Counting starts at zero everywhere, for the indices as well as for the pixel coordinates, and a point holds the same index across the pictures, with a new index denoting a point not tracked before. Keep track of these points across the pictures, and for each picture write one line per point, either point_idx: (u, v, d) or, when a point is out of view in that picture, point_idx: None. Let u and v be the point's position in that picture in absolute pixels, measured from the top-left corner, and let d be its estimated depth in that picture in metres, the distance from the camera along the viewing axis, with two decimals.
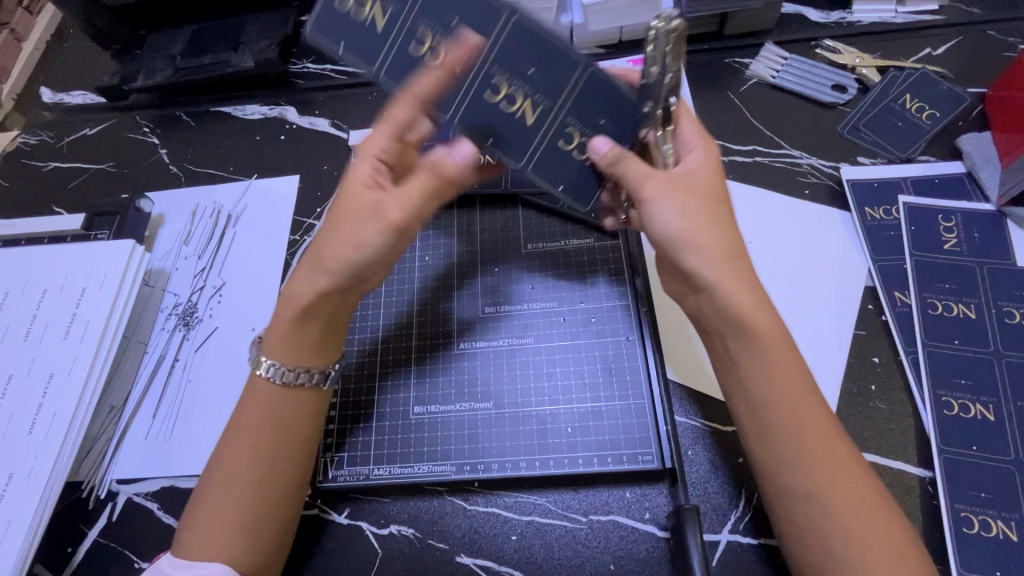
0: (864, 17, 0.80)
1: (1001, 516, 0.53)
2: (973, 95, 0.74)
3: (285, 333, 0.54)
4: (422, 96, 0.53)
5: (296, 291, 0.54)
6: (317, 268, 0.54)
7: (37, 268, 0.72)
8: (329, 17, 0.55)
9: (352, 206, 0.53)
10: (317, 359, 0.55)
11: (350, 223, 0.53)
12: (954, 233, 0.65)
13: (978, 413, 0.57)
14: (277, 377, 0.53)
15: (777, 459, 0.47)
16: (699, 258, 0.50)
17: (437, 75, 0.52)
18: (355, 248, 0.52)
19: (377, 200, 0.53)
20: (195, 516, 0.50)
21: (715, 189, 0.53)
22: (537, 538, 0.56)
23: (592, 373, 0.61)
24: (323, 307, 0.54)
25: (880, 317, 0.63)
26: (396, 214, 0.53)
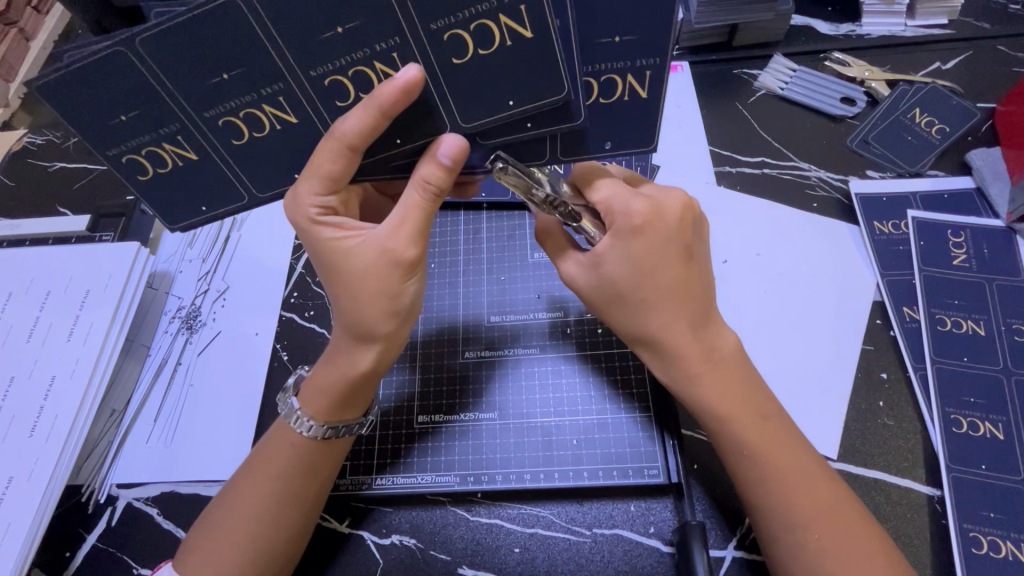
0: (873, 31, 0.80)
1: (1010, 536, 0.52)
2: (982, 110, 0.74)
3: (333, 399, 0.52)
4: (353, 143, 0.45)
5: (352, 362, 0.51)
6: (339, 337, 0.52)
7: (41, 271, 0.71)
8: (244, 159, 0.49)
9: (360, 275, 0.48)
10: (361, 407, 0.54)
11: (366, 289, 0.48)
12: (963, 249, 0.65)
13: (987, 431, 0.56)
14: (321, 437, 0.52)
15: (771, 481, 0.48)
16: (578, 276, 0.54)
17: (370, 116, 0.43)
18: (394, 304, 0.49)
19: (385, 251, 0.48)
20: (200, 546, 0.51)
21: (645, 269, 0.50)
22: (541, 550, 0.55)
23: (600, 386, 0.60)
24: (374, 374, 0.53)
25: (888, 332, 0.63)
26: (410, 252, 0.48)
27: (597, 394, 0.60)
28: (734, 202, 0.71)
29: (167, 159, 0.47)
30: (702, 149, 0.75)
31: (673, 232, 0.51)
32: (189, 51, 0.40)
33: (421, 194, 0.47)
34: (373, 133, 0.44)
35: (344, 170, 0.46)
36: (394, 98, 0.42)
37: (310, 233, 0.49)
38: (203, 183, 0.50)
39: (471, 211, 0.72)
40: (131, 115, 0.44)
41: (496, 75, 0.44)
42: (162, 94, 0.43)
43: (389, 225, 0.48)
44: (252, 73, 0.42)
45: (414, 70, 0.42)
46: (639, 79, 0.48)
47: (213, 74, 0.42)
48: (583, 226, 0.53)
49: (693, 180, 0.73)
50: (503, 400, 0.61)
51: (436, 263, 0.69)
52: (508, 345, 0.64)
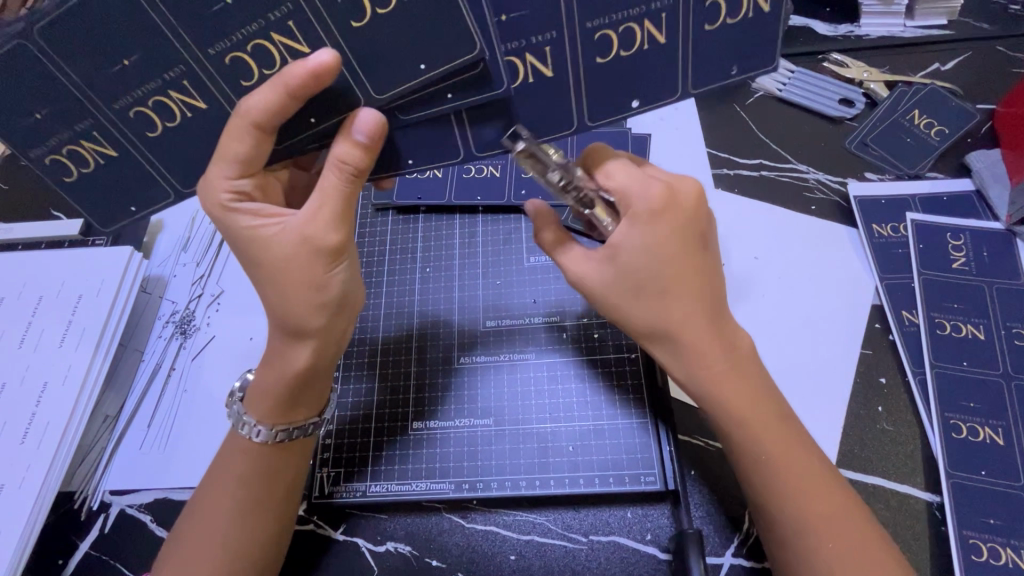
0: (872, 31, 0.79)
1: (1010, 543, 0.52)
2: (982, 111, 0.73)
3: (278, 402, 0.51)
4: (258, 121, 0.43)
5: (291, 361, 0.50)
6: (274, 338, 0.52)
7: (34, 275, 0.71)
8: (170, 155, 0.47)
9: (281, 263, 0.47)
10: (311, 406, 0.54)
11: (287, 277, 0.47)
12: (963, 252, 0.64)
13: (987, 436, 0.56)
14: (274, 441, 0.52)
15: (775, 490, 0.48)
16: (588, 267, 0.53)
17: (274, 94, 0.42)
18: (319, 295, 0.48)
19: (304, 238, 0.47)
20: (175, 554, 0.50)
21: (670, 265, 0.49)
22: (536, 558, 0.55)
23: (596, 391, 0.60)
24: (316, 370, 0.52)
25: (887, 336, 0.62)
26: (326, 239, 0.47)
27: (592, 400, 0.59)
28: (731, 205, 0.71)
29: (89, 158, 0.46)
30: (699, 152, 0.75)
31: (689, 217, 0.50)
32: (92, 30, 0.39)
33: (338, 176, 0.46)
34: (280, 113, 0.43)
35: (251, 150, 0.45)
36: (302, 79, 0.41)
37: (224, 220, 0.48)
38: (134, 181, 0.49)
39: (466, 215, 0.71)
40: (46, 112, 0.43)
41: (404, 36, 0.42)
42: (65, 83, 0.42)
43: (305, 212, 0.47)
44: (147, 55, 0.41)
45: (329, 53, 0.41)
46: (657, 24, 0.46)
47: (111, 60, 0.41)
48: (595, 214, 0.52)
49: None
50: (497, 405, 0.60)
51: (431, 267, 0.69)
52: (504, 350, 0.63)
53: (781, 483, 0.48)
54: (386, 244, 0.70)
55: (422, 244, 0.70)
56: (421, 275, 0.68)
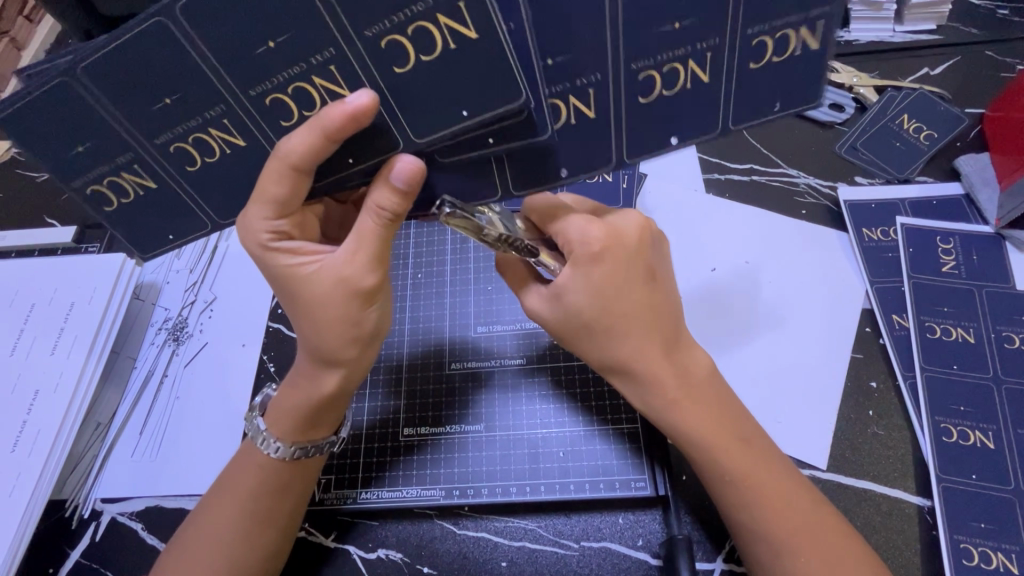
0: (861, 36, 0.80)
1: (1001, 548, 0.51)
2: (971, 116, 0.74)
3: (299, 419, 0.52)
4: (296, 163, 0.43)
5: (319, 384, 0.51)
6: (302, 359, 0.52)
7: (27, 283, 0.71)
8: (206, 187, 0.47)
9: (319, 301, 0.47)
10: (330, 425, 0.54)
11: (324, 316, 0.48)
12: (952, 255, 0.65)
13: (977, 440, 0.56)
14: (291, 458, 0.52)
15: (748, 496, 0.48)
16: (538, 302, 0.53)
17: (314, 136, 0.41)
18: (355, 331, 0.49)
19: (341, 279, 0.47)
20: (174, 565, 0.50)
21: (615, 304, 0.49)
22: (528, 564, 0.55)
23: (587, 397, 0.60)
24: (342, 395, 0.53)
25: (878, 340, 0.62)
26: (365, 281, 0.47)
27: (582, 406, 0.59)
28: (722, 210, 0.71)
29: (128, 189, 0.47)
30: (691, 157, 0.75)
31: (633, 251, 0.51)
32: (135, 72, 0.40)
33: (374, 221, 0.45)
34: (317, 154, 0.42)
35: (290, 192, 0.45)
36: (340, 121, 0.41)
37: (265, 258, 0.49)
38: (171, 210, 0.49)
39: None
40: (87, 146, 0.43)
41: (447, 83, 0.42)
42: (109, 120, 0.42)
43: (344, 253, 0.47)
44: (190, 95, 0.41)
45: (366, 95, 0.40)
46: (700, 63, 0.44)
47: (155, 99, 0.41)
48: (543, 261, 0.52)
49: (682, 188, 0.73)
50: (488, 411, 0.60)
51: (423, 273, 0.69)
52: (496, 356, 0.63)
53: (749, 502, 0.48)
54: None
55: (413, 250, 0.70)
56: (413, 281, 0.68)
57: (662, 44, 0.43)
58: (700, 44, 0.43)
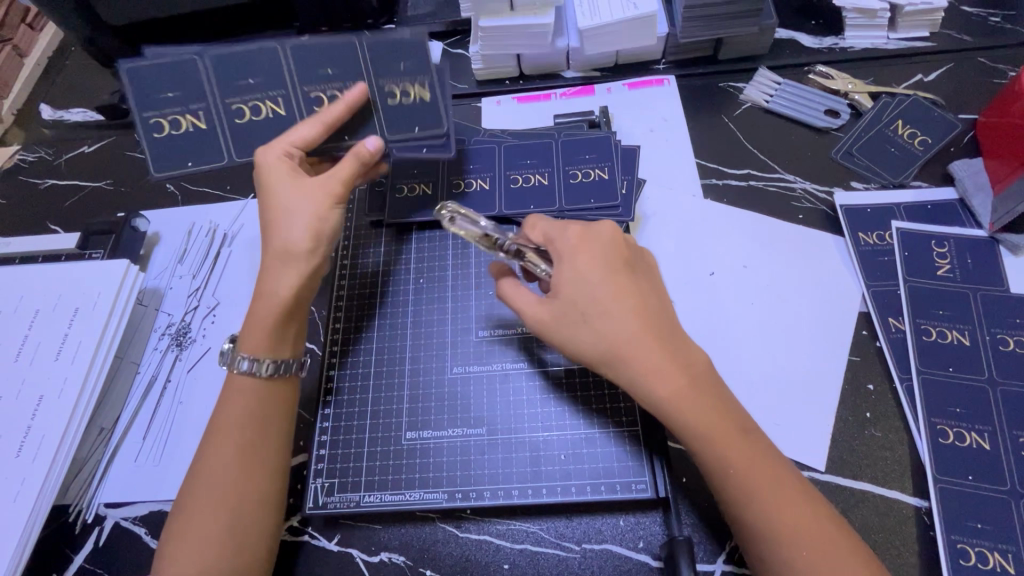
0: (856, 43, 0.81)
1: (998, 548, 0.52)
2: (964, 121, 0.75)
3: (269, 333, 0.56)
4: (297, 145, 0.59)
5: (274, 290, 0.57)
6: (268, 270, 0.58)
7: (31, 289, 0.71)
8: (243, 138, 0.63)
9: (292, 206, 0.58)
10: (295, 345, 0.59)
11: (299, 214, 0.57)
12: (947, 259, 0.65)
13: (973, 441, 0.56)
14: (263, 373, 0.56)
15: (748, 498, 0.49)
16: (529, 306, 0.56)
17: (316, 126, 0.60)
18: (319, 231, 0.58)
19: (289, 238, 0.57)
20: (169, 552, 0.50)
21: (600, 291, 0.53)
22: (530, 567, 0.55)
23: (586, 400, 0.60)
24: (300, 306, 0.58)
25: (875, 343, 0.63)
26: (297, 238, 0.57)
27: (583, 409, 0.60)
28: (720, 215, 0.72)
29: (182, 125, 0.62)
30: (689, 163, 0.76)
31: (612, 246, 0.55)
32: (238, 61, 0.60)
33: (348, 164, 0.59)
34: (316, 138, 0.60)
35: (288, 159, 0.59)
36: (339, 111, 0.60)
37: (275, 191, 0.64)
38: (199, 147, 0.62)
39: None
40: (174, 94, 0.61)
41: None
42: (202, 82, 0.60)
43: (323, 177, 0.59)
44: (266, 81, 0.60)
45: (358, 87, 0.60)
46: None
47: (240, 78, 0.60)
48: (528, 259, 0.59)
49: (680, 193, 0.74)
50: (489, 414, 0.61)
51: (424, 278, 0.70)
52: (496, 360, 0.64)
53: (752, 491, 0.48)
54: (379, 256, 0.71)
55: (415, 255, 0.71)
56: (414, 286, 0.69)
57: None
58: None
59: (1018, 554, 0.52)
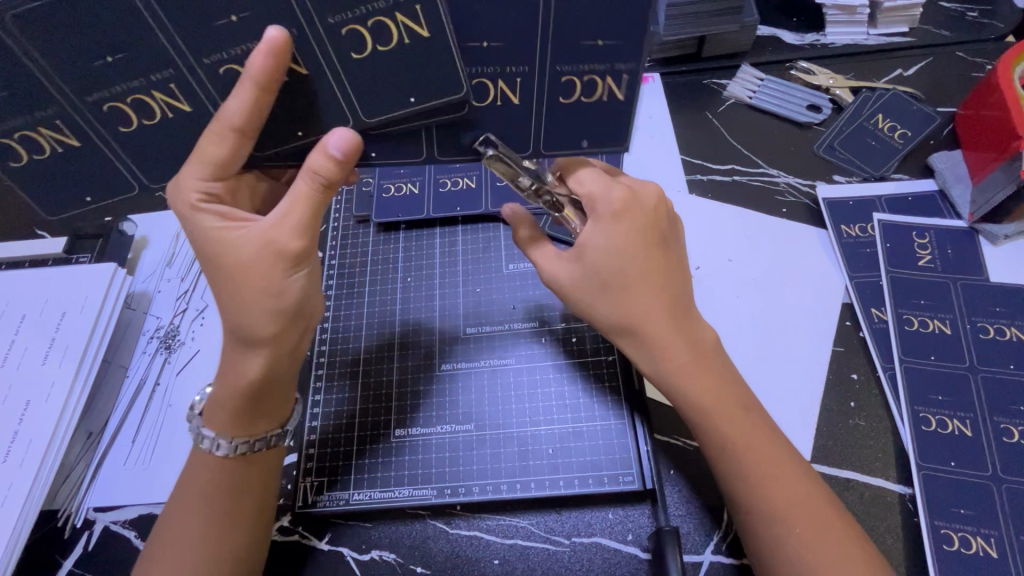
0: (837, 40, 0.82)
1: (980, 533, 0.53)
2: (944, 114, 0.76)
3: (233, 412, 0.52)
4: (236, 125, 0.45)
5: (244, 370, 0.51)
6: (228, 347, 0.53)
7: (18, 293, 0.71)
8: (134, 148, 0.49)
9: (242, 266, 0.49)
10: (272, 419, 0.54)
11: (247, 280, 0.49)
12: (928, 250, 0.66)
13: (956, 428, 0.57)
14: (235, 453, 0.53)
15: (738, 482, 0.50)
16: (555, 268, 0.56)
17: (248, 92, 0.43)
18: (279, 300, 0.50)
19: (267, 241, 0.49)
20: (163, 536, 0.51)
21: (631, 263, 0.52)
22: (521, 561, 0.55)
23: (575, 395, 0.61)
24: (268, 386, 0.52)
25: (858, 334, 0.64)
26: (292, 244, 0.49)
27: (570, 402, 0.61)
28: (706, 210, 0.72)
29: (44, 144, 0.47)
30: (674, 160, 0.76)
31: (648, 219, 0.53)
32: (75, 31, 0.40)
33: (310, 184, 0.48)
34: (256, 112, 0.45)
35: (230, 155, 0.47)
36: (264, 63, 0.42)
37: (190, 219, 0.49)
38: (95, 171, 0.50)
39: (446, 226, 0.73)
40: (6, 96, 0.43)
41: (399, 71, 0.45)
42: (42, 78, 0.42)
43: (273, 217, 0.49)
44: (155, 60, 0.43)
45: (277, 31, 0.41)
46: (617, 81, 0.48)
47: (96, 58, 0.42)
48: (567, 215, 0.57)
49: (666, 190, 0.74)
50: (478, 409, 0.61)
51: (412, 276, 0.70)
52: (485, 356, 0.64)
53: (747, 465, 0.49)
54: (367, 257, 0.71)
55: (402, 254, 0.71)
56: (403, 284, 0.69)
57: (585, 56, 0.47)
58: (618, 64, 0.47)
59: (1001, 538, 0.52)
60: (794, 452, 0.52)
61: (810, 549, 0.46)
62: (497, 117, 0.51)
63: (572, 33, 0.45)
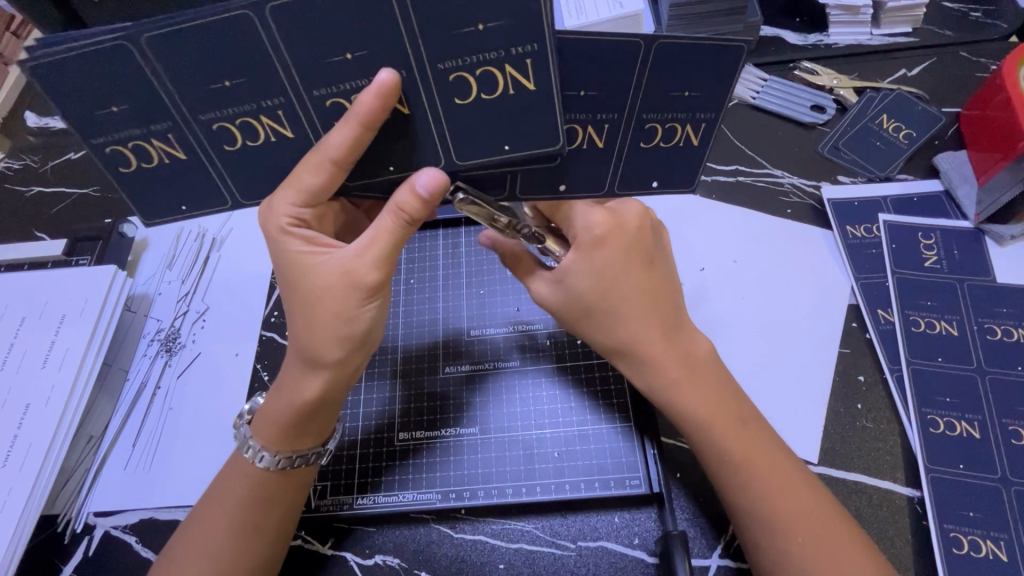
0: (840, 40, 0.82)
1: (990, 536, 0.52)
2: (948, 115, 0.76)
3: (283, 430, 0.51)
4: (334, 158, 0.44)
5: (302, 391, 0.51)
6: (292, 361, 0.52)
7: (17, 296, 0.71)
8: (234, 167, 0.48)
9: (321, 294, 0.49)
10: (316, 436, 0.53)
11: (324, 308, 0.49)
12: (934, 250, 0.66)
13: (963, 430, 0.57)
14: (276, 467, 0.52)
15: (743, 486, 0.49)
16: (545, 291, 0.55)
17: (348, 129, 0.42)
18: (349, 330, 0.49)
19: (347, 272, 0.48)
20: (187, 537, 0.52)
21: (622, 288, 0.52)
22: (526, 566, 0.55)
23: (581, 398, 0.60)
24: (321, 408, 0.52)
25: (864, 335, 0.63)
26: (370, 277, 0.48)
27: (576, 405, 0.60)
28: (711, 212, 0.72)
29: (154, 155, 0.46)
30: None
31: (638, 242, 0.53)
32: (197, 51, 0.40)
33: (393, 220, 0.47)
34: (355, 147, 0.44)
35: (322, 186, 0.46)
36: (373, 106, 0.41)
37: (278, 241, 0.49)
38: (192, 184, 0.48)
39: (449, 228, 0.72)
40: (123, 107, 0.42)
41: (496, 117, 0.44)
42: (160, 92, 0.41)
43: (355, 248, 0.48)
44: (253, 83, 0.42)
45: (389, 73, 0.41)
46: (694, 128, 0.48)
47: (212, 80, 0.41)
48: (548, 247, 0.55)
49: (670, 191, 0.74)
50: (483, 413, 0.61)
51: (415, 278, 0.69)
52: (488, 358, 0.64)
53: (745, 482, 0.49)
54: None
55: (405, 256, 0.71)
56: (405, 286, 0.69)
57: (668, 104, 0.46)
58: (699, 113, 0.47)
59: (1010, 541, 0.52)
60: (802, 465, 0.51)
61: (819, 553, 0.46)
62: (584, 164, 0.50)
63: (660, 82, 0.45)
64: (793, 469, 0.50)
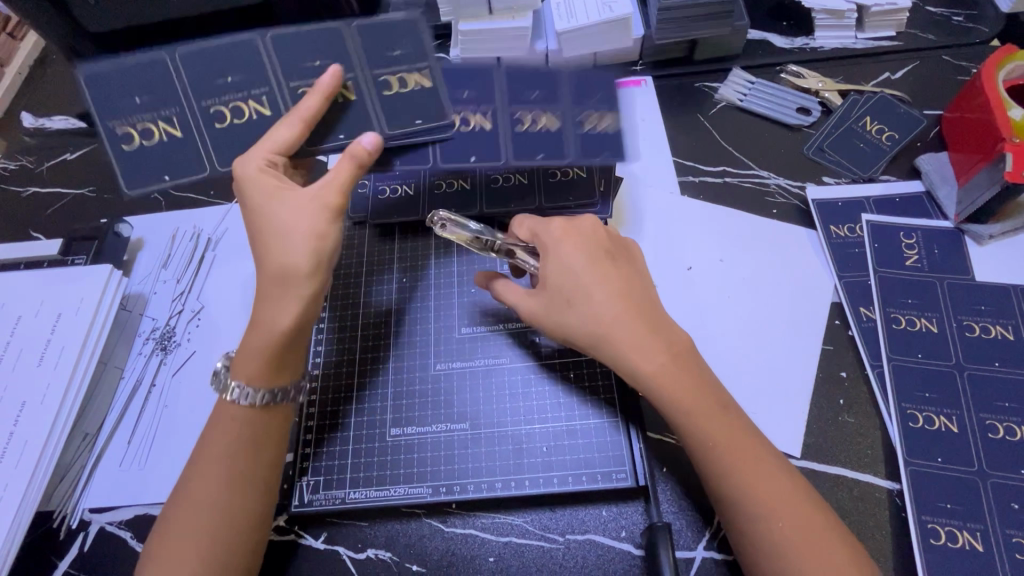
0: (826, 43, 0.83)
1: (966, 527, 0.54)
2: (930, 117, 0.77)
3: (260, 367, 0.53)
4: (305, 115, 0.55)
5: (271, 321, 0.53)
6: (260, 300, 0.54)
7: (13, 295, 0.71)
8: None
9: (286, 230, 0.54)
10: (293, 372, 0.56)
11: (293, 230, 0.53)
12: (915, 250, 0.68)
13: (942, 424, 0.58)
14: (259, 403, 0.54)
15: (724, 477, 0.50)
16: (517, 297, 0.59)
17: (315, 97, 0.56)
18: (318, 245, 0.54)
19: (315, 200, 0.54)
20: (180, 500, 0.52)
21: (594, 279, 0.55)
22: (514, 558, 0.56)
23: (568, 393, 0.62)
24: (289, 340, 0.54)
25: (847, 332, 0.65)
26: (334, 198, 0.55)
27: (566, 400, 0.61)
28: (698, 212, 0.73)
29: (156, 133, 0.58)
30: (666, 161, 0.77)
31: (592, 237, 0.58)
32: (214, 56, 0.56)
33: (350, 163, 0.56)
34: (319, 112, 0.56)
35: (292, 140, 0.56)
36: (330, 79, 0.56)
37: (249, 186, 0.55)
38: (173, 155, 0.58)
39: None
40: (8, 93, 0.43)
41: (410, 104, 0.59)
42: (178, 88, 0.57)
43: (318, 185, 0.55)
44: None
45: (336, 65, 0.57)
46: None
47: None
48: (519, 256, 0.61)
49: (658, 191, 0.75)
50: (474, 409, 0.62)
51: (407, 277, 0.70)
52: (478, 356, 0.65)
53: (728, 469, 0.50)
54: (362, 258, 0.72)
55: (397, 256, 0.72)
56: (398, 285, 0.70)
57: None
58: None
59: (986, 532, 0.53)
60: (783, 459, 0.53)
61: (801, 547, 0.47)
62: None
63: None
64: (773, 461, 0.51)
